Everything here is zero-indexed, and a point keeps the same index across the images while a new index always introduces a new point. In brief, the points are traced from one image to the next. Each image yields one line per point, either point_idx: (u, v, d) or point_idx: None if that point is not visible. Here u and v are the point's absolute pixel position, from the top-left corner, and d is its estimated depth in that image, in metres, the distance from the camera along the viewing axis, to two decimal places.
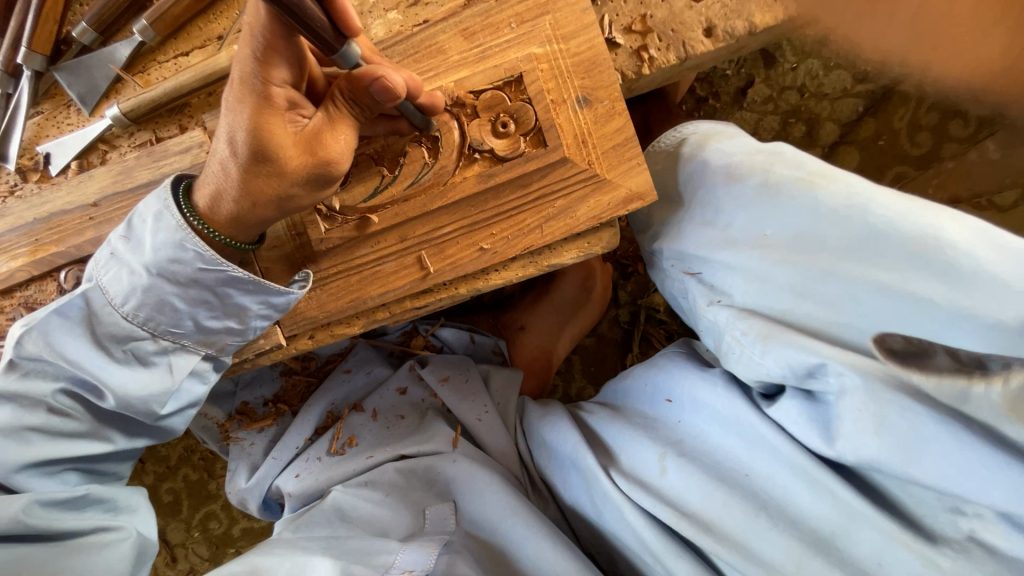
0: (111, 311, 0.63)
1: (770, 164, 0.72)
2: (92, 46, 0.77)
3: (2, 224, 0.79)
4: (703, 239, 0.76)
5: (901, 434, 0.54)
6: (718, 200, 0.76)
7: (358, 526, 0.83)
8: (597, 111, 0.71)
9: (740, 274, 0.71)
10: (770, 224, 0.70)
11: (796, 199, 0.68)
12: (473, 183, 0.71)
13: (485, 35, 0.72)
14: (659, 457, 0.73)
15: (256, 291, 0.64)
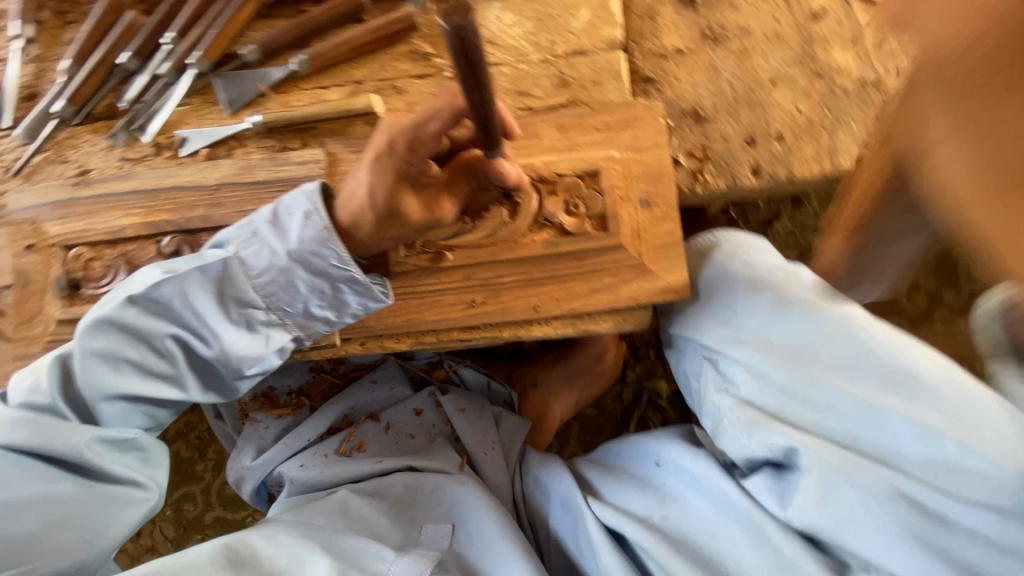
0: (242, 277, 0.76)
1: (784, 281, 0.84)
2: (252, 63, 0.92)
3: (126, 185, 0.90)
4: (717, 335, 0.85)
5: (840, 511, 0.68)
6: (735, 303, 0.86)
7: (359, 526, 0.87)
8: (654, 214, 0.84)
9: (747, 371, 0.81)
10: (777, 332, 0.81)
11: (802, 314, 0.80)
12: (539, 247, 0.83)
13: (576, 132, 0.87)
14: (647, 515, 0.83)
15: (362, 294, 0.79)
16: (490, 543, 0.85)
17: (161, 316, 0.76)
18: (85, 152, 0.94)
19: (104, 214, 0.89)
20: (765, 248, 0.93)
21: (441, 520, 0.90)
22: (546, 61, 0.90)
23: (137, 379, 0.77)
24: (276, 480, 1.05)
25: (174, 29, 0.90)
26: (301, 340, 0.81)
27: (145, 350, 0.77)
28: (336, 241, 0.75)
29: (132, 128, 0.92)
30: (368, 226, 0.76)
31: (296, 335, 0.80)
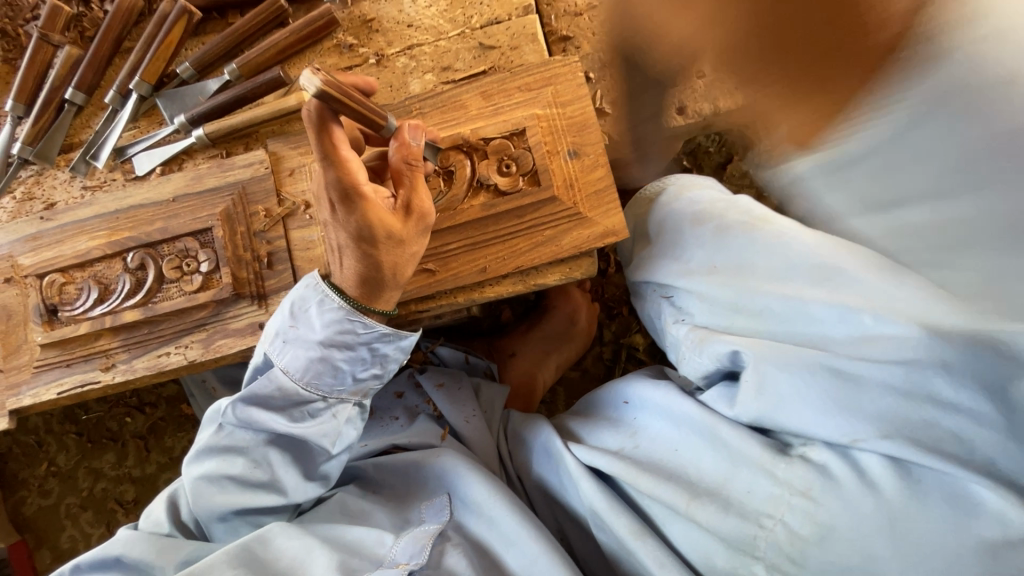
0: (290, 384, 0.82)
1: (723, 211, 0.86)
2: (190, 80, 0.97)
3: (88, 211, 0.95)
4: (666, 269, 0.87)
5: (775, 392, 0.68)
6: (682, 238, 0.88)
7: (357, 516, 0.89)
8: (584, 162, 0.87)
9: (696, 297, 0.83)
10: (717, 256, 0.82)
11: (741, 236, 0.82)
12: (478, 210, 0.87)
13: (500, 96, 0.90)
14: (619, 447, 0.80)
15: (394, 341, 0.84)
16: (481, 504, 0.87)
17: (231, 441, 0.83)
18: (48, 187, 0.99)
19: (71, 242, 0.94)
20: (707, 185, 0.94)
21: (434, 494, 0.92)
22: (464, 36, 0.94)
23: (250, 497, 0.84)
24: None
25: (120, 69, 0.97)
26: None
27: (235, 465, 0.84)
28: None
29: (89, 157, 0.98)
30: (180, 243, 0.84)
31: (357, 403, 0.87)
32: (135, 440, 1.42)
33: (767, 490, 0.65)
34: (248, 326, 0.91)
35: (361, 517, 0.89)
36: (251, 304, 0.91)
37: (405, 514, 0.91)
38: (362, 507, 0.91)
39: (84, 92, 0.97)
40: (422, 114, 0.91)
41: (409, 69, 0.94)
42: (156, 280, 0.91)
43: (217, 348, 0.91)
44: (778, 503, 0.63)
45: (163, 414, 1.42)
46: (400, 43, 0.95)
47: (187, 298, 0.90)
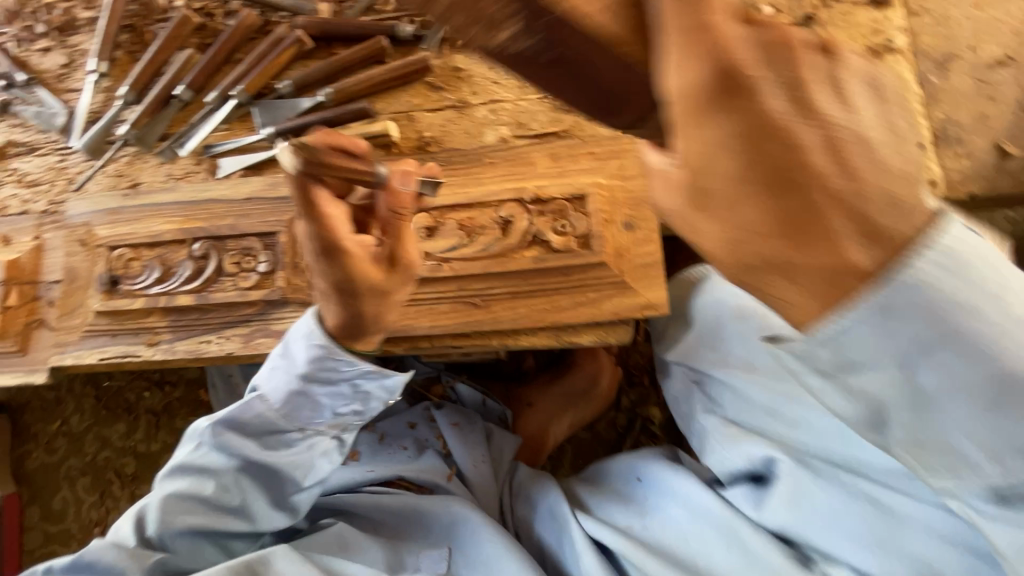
0: (269, 412, 0.87)
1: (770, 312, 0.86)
2: (287, 95, 1.05)
3: (169, 197, 1.02)
4: (703, 357, 0.89)
5: (806, 507, 0.73)
6: (724, 329, 0.88)
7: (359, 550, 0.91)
8: (637, 235, 0.91)
9: (732, 392, 0.85)
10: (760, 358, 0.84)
11: None
12: (528, 262, 0.90)
13: (567, 160, 0.95)
14: (629, 526, 0.82)
15: (377, 379, 0.87)
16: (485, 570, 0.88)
17: (197, 463, 0.88)
18: (135, 168, 1.07)
19: (147, 222, 1.01)
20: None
21: (436, 546, 0.94)
22: (544, 100, 1.01)
23: (234, 519, 0.91)
24: None
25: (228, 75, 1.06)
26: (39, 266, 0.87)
27: (211, 489, 0.88)
28: None
29: (178, 146, 1.06)
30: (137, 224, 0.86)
31: (335, 437, 0.92)
32: (147, 415, 1.45)
33: None
34: (289, 330, 0.94)
35: (356, 553, 0.91)
36: (296, 309, 0.95)
37: (400, 558, 0.92)
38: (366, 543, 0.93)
39: (192, 90, 1.06)
40: (493, 164, 0.97)
41: (487, 120, 1.01)
42: (215, 271, 0.96)
43: (254, 345, 0.94)
44: None
45: (179, 395, 1.45)
46: (484, 96, 1.02)
47: (239, 293, 0.95)
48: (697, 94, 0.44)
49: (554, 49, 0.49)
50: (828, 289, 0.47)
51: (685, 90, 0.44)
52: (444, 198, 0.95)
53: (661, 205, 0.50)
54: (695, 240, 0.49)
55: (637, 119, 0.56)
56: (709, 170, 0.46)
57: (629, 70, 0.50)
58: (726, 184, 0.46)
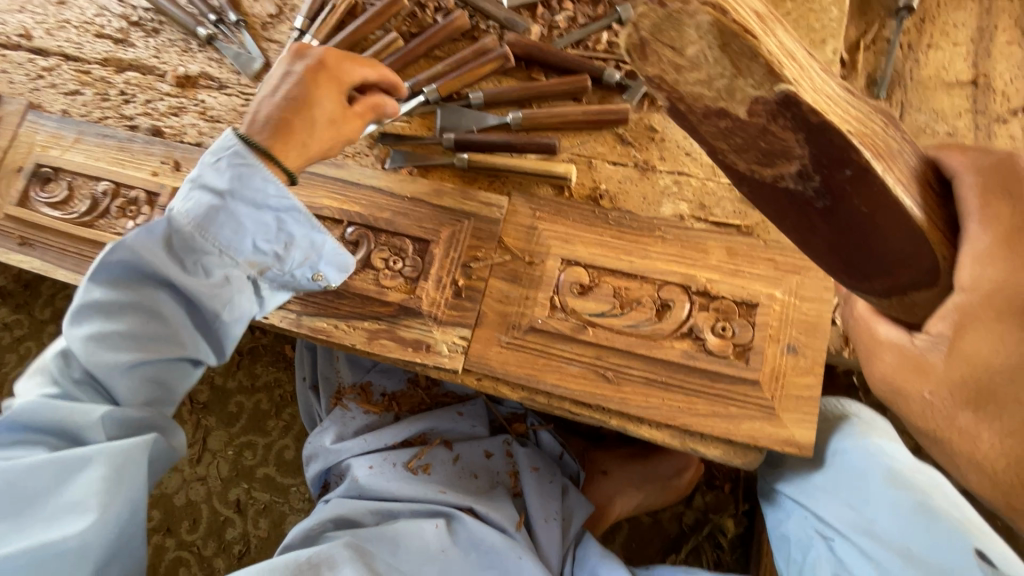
0: (186, 228, 0.80)
1: (930, 489, 0.80)
2: (474, 107, 1.04)
3: (335, 172, 1.03)
4: (839, 514, 0.84)
5: None
6: (869, 491, 0.82)
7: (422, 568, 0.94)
8: (800, 363, 0.84)
9: (871, 568, 0.79)
10: (917, 544, 0.77)
11: (945, 533, 0.75)
12: (676, 354, 0.86)
13: (744, 260, 0.89)
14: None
15: (306, 226, 0.85)
16: None
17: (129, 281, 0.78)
18: None
19: (309, 191, 1.02)
20: (894, 436, 0.89)
21: None
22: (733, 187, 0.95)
23: (133, 354, 0.78)
24: (342, 469, 1.12)
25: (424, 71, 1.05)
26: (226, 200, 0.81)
27: (128, 318, 0.78)
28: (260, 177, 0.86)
29: None
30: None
31: (252, 276, 0.84)
32: (232, 351, 1.49)
33: None
34: (415, 341, 0.93)
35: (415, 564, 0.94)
36: (427, 323, 0.94)
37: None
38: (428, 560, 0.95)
39: None
40: (664, 238, 0.92)
41: (668, 191, 0.96)
42: (361, 260, 0.97)
43: (377, 345, 0.94)
44: None
45: (266, 342, 1.49)
46: (672, 165, 0.97)
47: (379, 290, 0.95)
48: (981, 288, 0.53)
49: (835, 200, 0.53)
50: (1018, 426, 0.54)
51: (979, 285, 0.53)
52: (606, 259, 0.91)
53: (881, 369, 0.62)
54: (978, 370, 0.55)
55: (891, 288, 0.59)
56: (973, 363, 0.55)
57: (913, 240, 0.54)
58: (991, 367, 0.54)
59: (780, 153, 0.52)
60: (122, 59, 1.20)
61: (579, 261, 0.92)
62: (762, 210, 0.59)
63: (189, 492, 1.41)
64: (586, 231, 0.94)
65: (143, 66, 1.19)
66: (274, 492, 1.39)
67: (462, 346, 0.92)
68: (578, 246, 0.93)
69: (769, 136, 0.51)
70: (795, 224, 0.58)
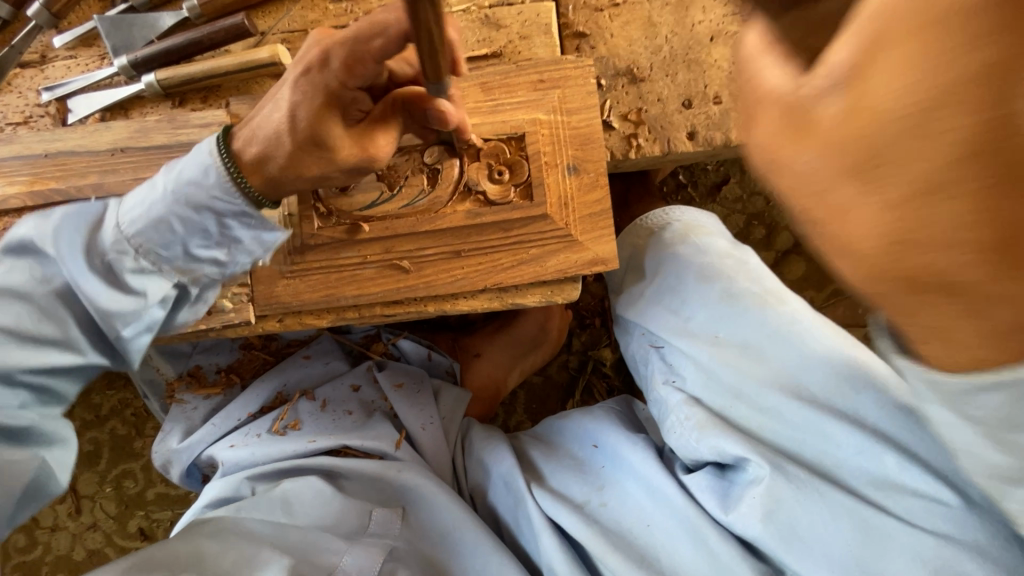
0: (122, 228, 0.66)
1: (733, 274, 0.83)
2: (141, 9, 0.82)
3: (7, 149, 0.81)
4: (665, 323, 0.84)
5: (781, 517, 0.67)
6: (685, 293, 0.84)
7: (306, 516, 0.87)
8: (583, 180, 0.80)
9: (694, 365, 0.80)
10: (723, 328, 0.80)
11: (752, 312, 0.78)
12: (461, 218, 0.79)
13: (502, 91, 0.81)
14: (586, 501, 0.81)
15: (256, 227, 0.71)
16: (450, 532, 0.87)
17: (41, 258, 0.65)
18: None
19: None
20: (722, 230, 0.92)
21: (390, 506, 0.90)
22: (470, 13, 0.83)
23: None
24: (206, 461, 1.04)
25: None
26: (165, 194, 0.67)
27: None
28: (246, 203, 0.69)
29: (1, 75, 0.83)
30: (281, 155, 0.68)
31: (79, 240, 0.66)
32: None
33: None
34: None
35: (308, 515, 0.88)
36: None
37: (355, 517, 0.87)
38: (313, 504, 0.88)
39: (11, 5, 0.82)
40: None
41: None
42: None
43: None
44: None
45: None
46: None
47: None
48: None
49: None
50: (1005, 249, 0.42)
51: None
52: None
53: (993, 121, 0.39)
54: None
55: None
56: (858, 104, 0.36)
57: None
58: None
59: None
60: None
61: None
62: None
63: (85, 544, 1.30)
64: None
65: None
66: (174, 507, 1.30)
67: (246, 294, 0.82)
68: None
69: None
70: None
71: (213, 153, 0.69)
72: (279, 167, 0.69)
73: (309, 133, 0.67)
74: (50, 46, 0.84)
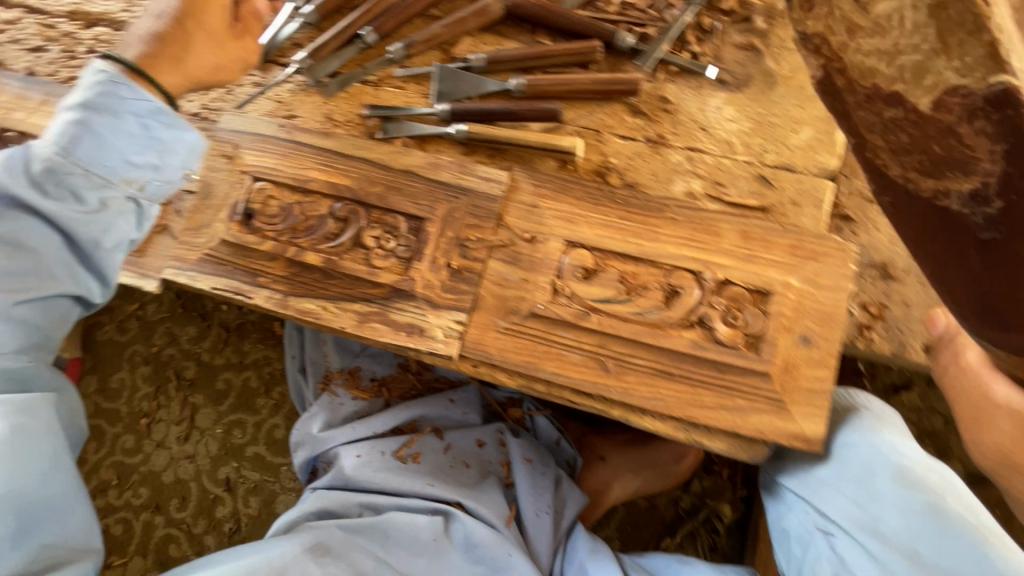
0: (52, 154, 0.73)
1: (942, 488, 0.77)
2: (474, 70, 0.96)
3: (324, 141, 0.95)
4: (848, 514, 0.82)
5: None
6: (879, 491, 0.80)
7: (406, 561, 0.92)
8: (812, 355, 0.80)
9: (880, 573, 0.78)
10: (924, 547, 0.76)
11: (960, 542, 0.74)
12: (683, 344, 0.81)
13: (760, 244, 0.84)
14: None
15: (166, 124, 0.80)
16: None
17: (38, 215, 0.73)
18: (296, 96, 1.01)
19: (296, 161, 0.95)
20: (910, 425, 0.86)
21: None
22: (751, 165, 0.89)
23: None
24: (331, 458, 1.09)
25: (420, 36, 0.98)
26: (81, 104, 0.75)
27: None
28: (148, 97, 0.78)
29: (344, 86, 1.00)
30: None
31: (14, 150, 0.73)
32: (220, 327, 1.44)
33: None
34: (407, 325, 0.89)
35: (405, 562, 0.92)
36: (420, 306, 0.89)
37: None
38: (415, 552, 0.94)
39: (378, 35, 0.99)
40: (674, 220, 0.86)
41: (679, 168, 0.90)
42: (351, 238, 0.91)
43: (368, 328, 0.89)
44: None
45: (255, 319, 1.44)
46: (684, 140, 0.91)
47: (370, 271, 0.90)
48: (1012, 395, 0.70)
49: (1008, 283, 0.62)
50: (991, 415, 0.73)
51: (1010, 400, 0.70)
52: (611, 243, 0.86)
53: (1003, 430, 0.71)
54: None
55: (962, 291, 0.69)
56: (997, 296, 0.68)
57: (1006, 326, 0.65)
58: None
59: (958, 165, 0.60)
60: (91, 12, 1.10)
61: (584, 243, 0.86)
62: (912, 236, 0.71)
63: (177, 470, 1.38)
64: (590, 210, 0.87)
65: (113, 20, 1.10)
66: (264, 471, 1.36)
67: (459, 331, 0.88)
68: (582, 226, 0.87)
69: (949, 140, 0.59)
70: (947, 257, 0.68)
71: (109, 67, 0.79)
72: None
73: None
74: (388, 74, 1.00)
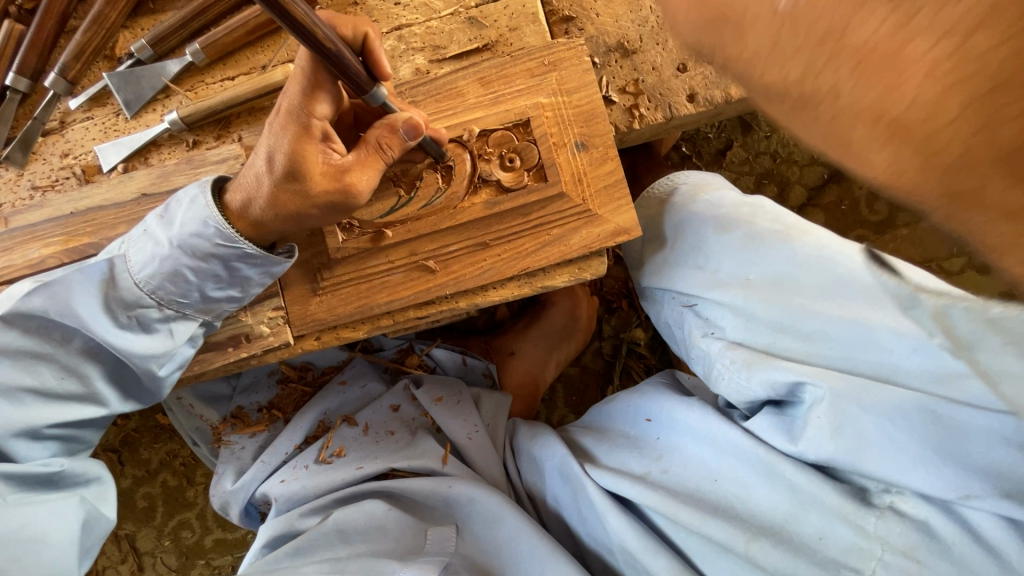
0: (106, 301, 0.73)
1: (752, 217, 0.82)
2: (147, 61, 0.86)
3: (39, 214, 0.84)
4: (694, 279, 0.82)
5: (850, 434, 0.66)
6: (706, 245, 0.83)
7: (360, 543, 0.87)
8: (592, 156, 0.81)
9: (730, 312, 0.78)
10: (752, 269, 0.79)
11: (774, 248, 0.78)
12: (480, 209, 0.80)
13: (501, 83, 0.83)
14: (646, 472, 0.79)
15: (262, 266, 0.76)
16: (516, 539, 0.85)
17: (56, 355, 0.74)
18: None
19: (22, 248, 0.82)
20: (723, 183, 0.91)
21: (444, 522, 0.90)
22: (457, 15, 0.87)
23: None
24: (260, 496, 1.04)
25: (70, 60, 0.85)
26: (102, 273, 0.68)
27: None
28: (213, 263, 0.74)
29: (30, 148, 0.87)
30: (262, 200, 0.72)
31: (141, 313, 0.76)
32: (107, 453, 1.32)
33: (848, 538, 0.65)
34: (230, 339, 0.83)
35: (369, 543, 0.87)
36: (232, 315, 0.83)
37: (412, 538, 0.87)
38: (367, 530, 0.88)
39: (27, 78, 0.85)
40: (415, 104, 0.82)
41: (397, 52, 0.86)
42: None
43: (196, 364, 0.83)
44: (866, 557, 0.64)
45: (136, 425, 1.33)
46: (387, 23, 0.86)
47: None
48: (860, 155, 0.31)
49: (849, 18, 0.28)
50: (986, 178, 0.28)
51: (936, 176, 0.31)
52: None
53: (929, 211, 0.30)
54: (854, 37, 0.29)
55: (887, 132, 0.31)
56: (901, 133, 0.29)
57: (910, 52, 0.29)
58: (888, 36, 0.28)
59: None
60: None
61: None
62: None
63: None
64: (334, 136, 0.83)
65: None
66: (234, 551, 1.30)
67: (282, 316, 0.83)
68: None
69: None
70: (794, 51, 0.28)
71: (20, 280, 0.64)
72: (260, 209, 0.72)
73: (284, 168, 0.70)
74: (68, 112, 0.88)
